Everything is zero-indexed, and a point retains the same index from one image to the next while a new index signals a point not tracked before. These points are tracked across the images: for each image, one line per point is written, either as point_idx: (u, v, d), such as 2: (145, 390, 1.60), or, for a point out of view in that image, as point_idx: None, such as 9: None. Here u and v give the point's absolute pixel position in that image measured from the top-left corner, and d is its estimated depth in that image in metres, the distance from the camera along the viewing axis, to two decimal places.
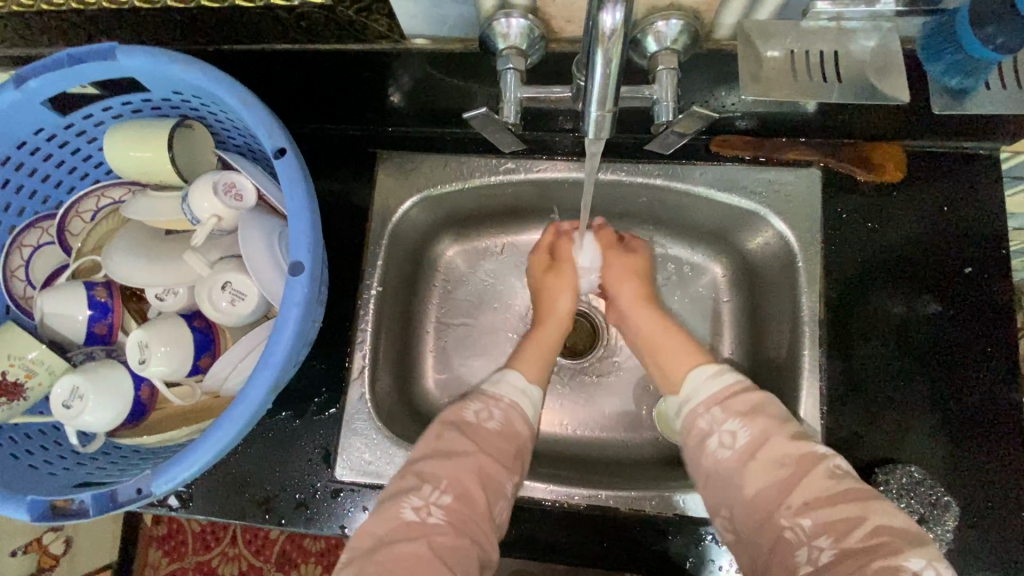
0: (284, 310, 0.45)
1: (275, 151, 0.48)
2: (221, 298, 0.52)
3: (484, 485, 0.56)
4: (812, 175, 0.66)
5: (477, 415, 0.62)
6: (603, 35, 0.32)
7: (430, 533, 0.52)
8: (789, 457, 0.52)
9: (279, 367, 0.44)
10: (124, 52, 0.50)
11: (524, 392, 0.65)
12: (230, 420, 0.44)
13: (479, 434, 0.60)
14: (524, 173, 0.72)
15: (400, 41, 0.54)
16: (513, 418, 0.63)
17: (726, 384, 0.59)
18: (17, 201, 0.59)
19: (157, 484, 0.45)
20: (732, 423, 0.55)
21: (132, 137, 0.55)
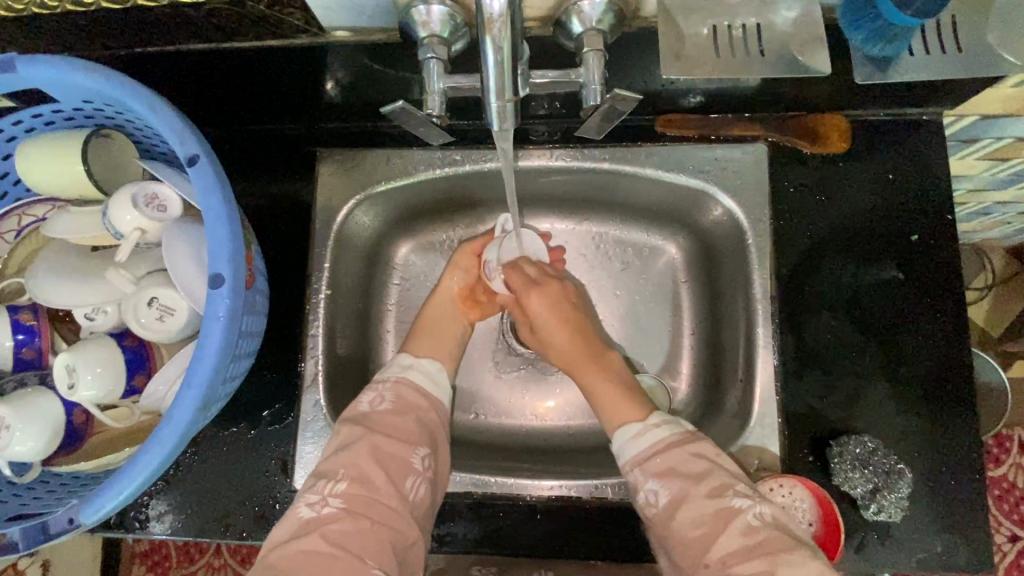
0: (206, 326, 0.43)
1: (189, 158, 0.46)
2: (149, 314, 0.50)
3: (382, 465, 0.56)
4: (759, 150, 0.65)
5: (371, 401, 0.61)
6: (489, 19, 0.32)
7: (323, 524, 0.52)
8: (708, 515, 0.52)
9: (205, 385, 0.43)
10: (24, 62, 0.47)
11: (415, 366, 0.66)
12: (157, 443, 0.42)
13: (374, 419, 0.59)
14: (470, 163, 0.70)
15: (320, 34, 0.52)
16: (404, 393, 0.63)
17: (647, 443, 0.58)
18: None
19: (86, 513, 0.43)
20: (653, 483, 0.55)
21: (45, 152, 0.52)
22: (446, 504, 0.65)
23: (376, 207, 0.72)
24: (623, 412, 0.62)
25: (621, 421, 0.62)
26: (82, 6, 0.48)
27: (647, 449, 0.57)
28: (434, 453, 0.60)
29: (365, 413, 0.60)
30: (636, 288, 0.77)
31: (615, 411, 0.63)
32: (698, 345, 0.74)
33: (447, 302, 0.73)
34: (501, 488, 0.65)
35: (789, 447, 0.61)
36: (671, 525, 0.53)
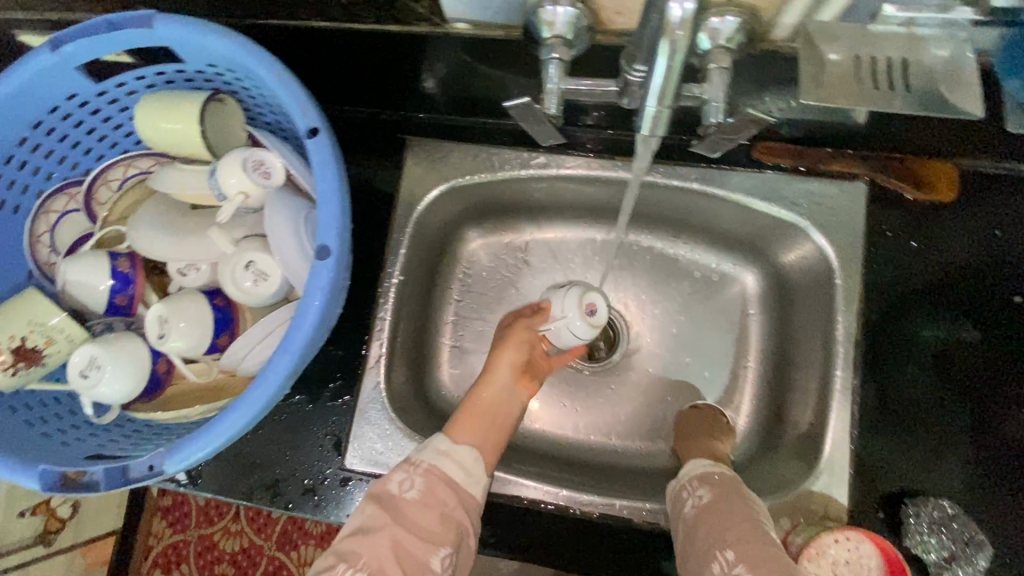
0: (307, 296, 0.44)
1: (308, 130, 0.46)
2: (244, 278, 0.51)
3: (402, 561, 0.48)
4: (857, 188, 0.63)
5: (400, 487, 0.52)
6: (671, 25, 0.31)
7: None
8: (738, 513, 0.50)
9: (299, 354, 0.44)
10: (161, 20, 0.49)
11: (451, 454, 0.55)
12: (248, 402, 0.43)
13: (399, 509, 0.51)
14: (555, 168, 0.70)
15: (441, 25, 0.52)
16: (434, 484, 0.53)
17: (708, 466, 0.56)
18: (47, 166, 0.58)
19: (171, 462, 0.44)
20: (700, 488, 0.54)
21: (163, 109, 0.54)
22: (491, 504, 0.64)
23: (457, 199, 0.73)
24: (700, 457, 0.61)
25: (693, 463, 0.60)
26: None
27: (707, 465, 0.56)
28: (457, 558, 0.51)
29: (393, 501, 0.51)
30: (703, 314, 0.76)
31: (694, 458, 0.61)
32: (763, 380, 0.72)
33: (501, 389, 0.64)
34: (549, 497, 0.63)
35: (857, 499, 0.58)
36: (699, 520, 0.50)
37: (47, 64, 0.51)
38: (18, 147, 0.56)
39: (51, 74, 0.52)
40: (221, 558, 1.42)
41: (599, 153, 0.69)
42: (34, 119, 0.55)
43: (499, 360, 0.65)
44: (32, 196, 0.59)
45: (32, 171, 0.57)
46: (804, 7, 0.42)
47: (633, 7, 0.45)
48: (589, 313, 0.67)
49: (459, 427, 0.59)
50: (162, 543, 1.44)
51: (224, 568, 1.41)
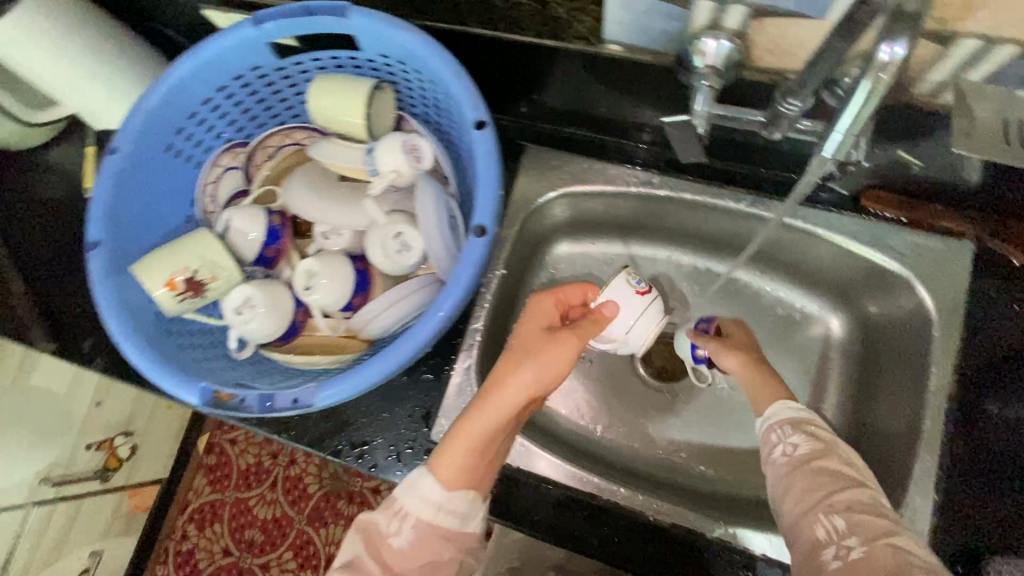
0: (461, 265, 0.50)
1: (475, 122, 0.52)
2: (391, 247, 0.57)
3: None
4: (963, 247, 0.65)
5: (388, 527, 0.51)
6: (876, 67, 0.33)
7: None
8: (840, 475, 0.51)
9: (448, 316, 0.49)
10: (356, 12, 0.55)
11: (442, 503, 0.51)
12: (395, 354, 0.48)
13: (386, 558, 0.50)
14: (663, 190, 0.73)
15: (596, 44, 0.58)
16: (426, 534, 0.50)
17: (798, 412, 0.58)
18: (219, 125, 0.65)
19: (321, 396, 0.49)
20: (794, 437, 0.55)
21: (334, 89, 0.60)
22: (568, 497, 0.67)
23: (564, 208, 0.78)
24: (771, 394, 0.61)
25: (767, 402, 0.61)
26: None
27: (797, 411, 0.57)
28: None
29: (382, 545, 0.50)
30: (783, 348, 0.78)
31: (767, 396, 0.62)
32: (838, 419, 0.74)
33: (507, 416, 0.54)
34: (625, 500, 0.65)
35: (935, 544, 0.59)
36: (796, 474, 0.52)
37: (247, 37, 0.58)
38: (201, 106, 0.62)
39: (246, 46, 0.59)
40: (253, 523, 1.46)
41: (706, 179, 0.72)
42: (220, 84, 0.62)
43: (512, 383, 0.53)
44: (202, 151, 0.65)
45: (208, 128, 0.64)
46: (954, 65, 0.46)
47: (789, 46, 0.50)
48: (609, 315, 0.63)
49: (445, 459, 0.52)
50: (200, 499, 1.49)
51: (254, 534, 1.46)
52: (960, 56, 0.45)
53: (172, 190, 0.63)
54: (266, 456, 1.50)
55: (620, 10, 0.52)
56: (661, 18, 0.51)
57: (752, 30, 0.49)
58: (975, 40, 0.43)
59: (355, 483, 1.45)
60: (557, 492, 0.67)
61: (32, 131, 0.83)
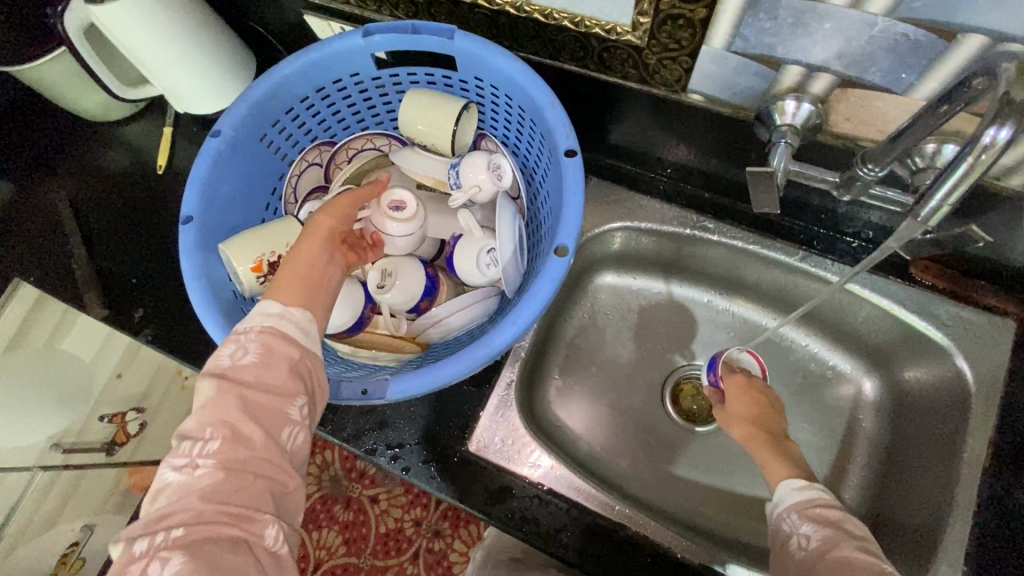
0: (540, 282, 0.53)
1: (567, 150, 0.55)
2: (483, 259, 0.62)
3: (254, 415, 0.42)
4: (1006, 325, 0.67)
5: (232, 356, 0.45)
6: (978, 146, 0.36)
7: (202, 486, 0.40)
8: (858, 564, 0.48)
9: (523, 328, 0.52)
10: (462, 36, 0.59)
11: (282, 312, 0.47)
12: (470, 356, 0.52)
13: (238, 377, 0.43)
14: (716, 235, 0.76)
15: (679, 92, 0.61)
16: (275, 343, 0.45)
17: (806, 493, 0.56)
18: (309, 122, 0.69)
19: (392, 390, 0.53)
20: (806, 527, 0.53)
21: (427, 104, 0.64)
22: (595, 525, 0.67)
23: (619, 239, 0.81)
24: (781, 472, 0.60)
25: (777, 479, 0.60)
26: (519, 11, 0.60)
27: (805, 495, 0.56)
28: (312, 403, 0.46)
29: (227, 371, 0.44)
30: (816, 406, 0.78)
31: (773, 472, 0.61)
32: (865, 480, 0.74)
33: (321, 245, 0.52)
34: (653, 531, 0.66)
35: None
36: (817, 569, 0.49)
37: (355, 46, 0.62)
38: (298, 103, 0.66)
39: (351, 54, 0.63)
40: None
41: (757, 230, 0.75)
42: (319, 84, 0.65)
43: (314, 226, 0.53)
44: (291, 145, 0.69)
45: (299, 124, 0.68)
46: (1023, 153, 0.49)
47: (865, 116, 0.54)
48: (395, 210, 0.60)
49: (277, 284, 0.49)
50: None
51: None
52: None
53: (259, 177, 0.66)
54: None
55: (710, 64, 0.56)
56: (748, 76, 0.55)
57: (833, 98, 0.53)
58: None
59: (354, 488, 1.40)
60: (587, 519, 0.67)
61: (116, 105, 0.87)
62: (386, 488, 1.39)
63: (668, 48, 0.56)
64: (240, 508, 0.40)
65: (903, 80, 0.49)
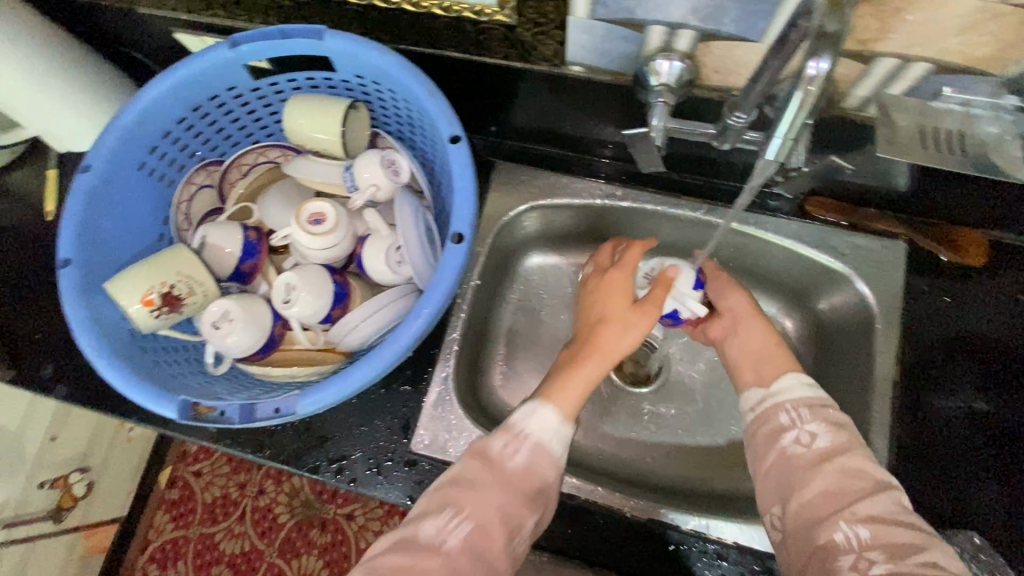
0: (441, 272, 0.52)
1: (451, 136, 0.55)
2: (392, 257, 0.61)
3: (503, 524, 0.51)
4: (898, 247, 0.71)
5: (501, 449, 0.55)
6: (806, 79, 0.38)
7: (449, 557, 0.48)
8: (863, 473, 0.50)
9: (429, 320, 0.51)
10: (332, 34, 0.58)
11: (557, 429, 0.57)
12: (378, 358, 0.50)
13: (500, 469, 0.54)
14: (627, 201, 0.77)
15: (560, 66, 0.61)
16: (539, 461, 0.55)
17: (810, 392, 0.58)
18: (194, 144, 0.66)
19: (303, 404, 0.50)
20: (814, 426, 0.54)
21: (309, 109, 0.62)
22: None
23: (537, 218, 0.81)
24: (778, 363, 0.62)
25: (773, 373, 0.61)
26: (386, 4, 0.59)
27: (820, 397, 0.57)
28: (541, 523, 0.55)
29: (489, 457, 0.55)
30: None
31: (770, 364, 0.62)
32: None
33: (625, 348, 0.62)
34: (604, 497, 0.67)
35: None
36: (821, 472, 0.51)
37: (224, 58, 0.59)
38: (176, 125, 0.63)
39: (222, 67, 0.61)
40: (220, 560, 1.36)
41: (662, 191, 0.77)
42: (195, 102, 0.63)
43: (634, 324, 0.63)
44: (176, 169, 0.66)
45: (181, 146, 0.65)
46: (875, 81, 0.52)
47: (731, 67, 0.56)
48: (315, 223, 0.58)
49: (554, 393, 0.59)
50: (161, 538, 1.39)
51: (220, 571, 1.36)
52: (880, 73, 0.51)
53: (146, 208, 0.63)
54: (233, 488, 1.41)
55: (581, 33, 0.56)
56: (619, 41, 0.56)
57: (698, 53, 0.55)
58: (892, 59, 0.49)
59: (329, 509, 1.38)
60: None
61: None
62: (361, 503, 1.37)
63: (537, 22, 0.57)
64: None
65: (756, 27, 0.50)
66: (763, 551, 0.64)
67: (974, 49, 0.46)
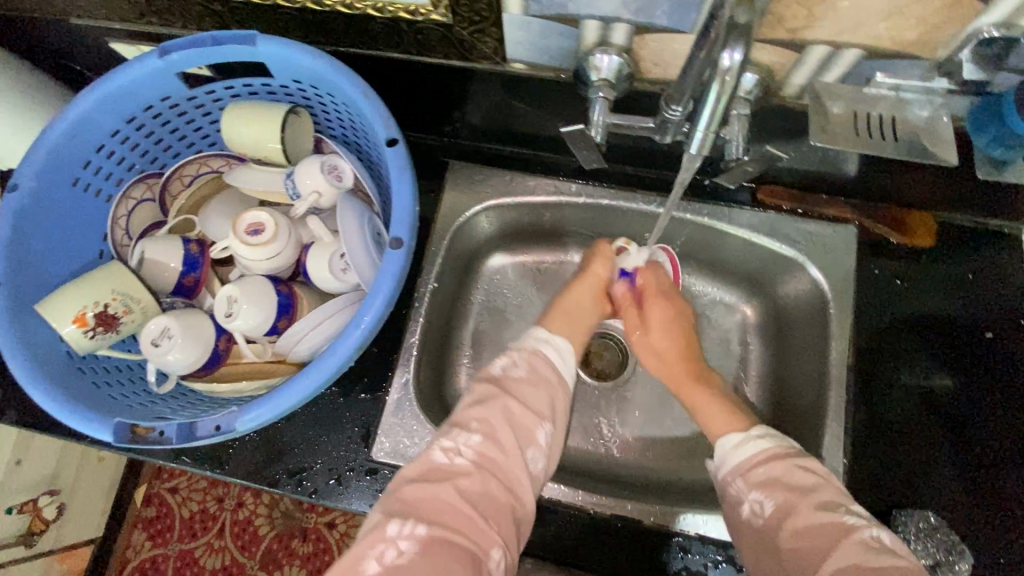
0: (380, 279, 0.52)
1: (388, 139, 0.55)
2: (337, 264, 0.60)
3: (513, 425, 0.57)
4: (850, 231, 0.71)
5: (505, 367, 0.63)
6: (722, 72, 0.37)
7: (458, 479, 0.53)
8: (820, 527, 0.50)
9: (369, 329, 0.51)
10: (263, 39, 0.56)
11: (551, 347, 0.67)
12: (318, 370, 0.50)
13: (508, 383, 0.61)
14: (582, 197, 0.77)
15: (501, 63, 0.61)
16: (537, 364, 0.64)
17: (748, 450, 0.59)
18: (131, 157, 0.64)
19: (243, 420, 0.49)
20: (755, 492, 0.56)
21: (247, 116, 0.61)
22: None
23: (494, 217, 0.80)
24: (721, 420, 0.64)
25: (716, 430, 0.64)
26: (319, 6, 0.58)
27: (751, 456, 0.59)
28: (555, 430, 0.60)
29: (500, 378, 0.61)
30: (710, 341, 0.81)
31: (710, 420, 0.65)
32: (762, 400, 0.78)
33: (592, 294, 0.73)
34: (565, 496, 0.66)
35: None
36: (782, 536, 0.51)
37: (154, 68, 0.58)
38: (109, 138, 0.61)
39: (154, 77, 0.59)
40: None
41: (615, 186, 0.77)
42: (128, 114, 0.61)
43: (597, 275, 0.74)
44: (113, 184, 0.64)
45: (117, 160, 0.63)
46: (811, 68, 0.52)
47: (669, 59, 0.56)
48: (254, 233, 0.57)
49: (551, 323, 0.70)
50: (140, 557, 1.36)
51: None
52: (814, 61, 0.51)
53: (82, 225, 0.62)
54: (211, 502, 1.39)
55: (517, 29, 0.55)
56: (556, 36, 0.55)
57: (635, 47, 0.55)
58: (824, 46, 0.49)
59: (310, 518, 1.36)
60: None
61: None
62: (342, 511, 1.36)
63: (473, 21, 0.55)
64: (488, 511, 0.52)
65: (688, 18, 0.50)
66: (728, 541, 0.63)
67: (901, 33, 0.46)
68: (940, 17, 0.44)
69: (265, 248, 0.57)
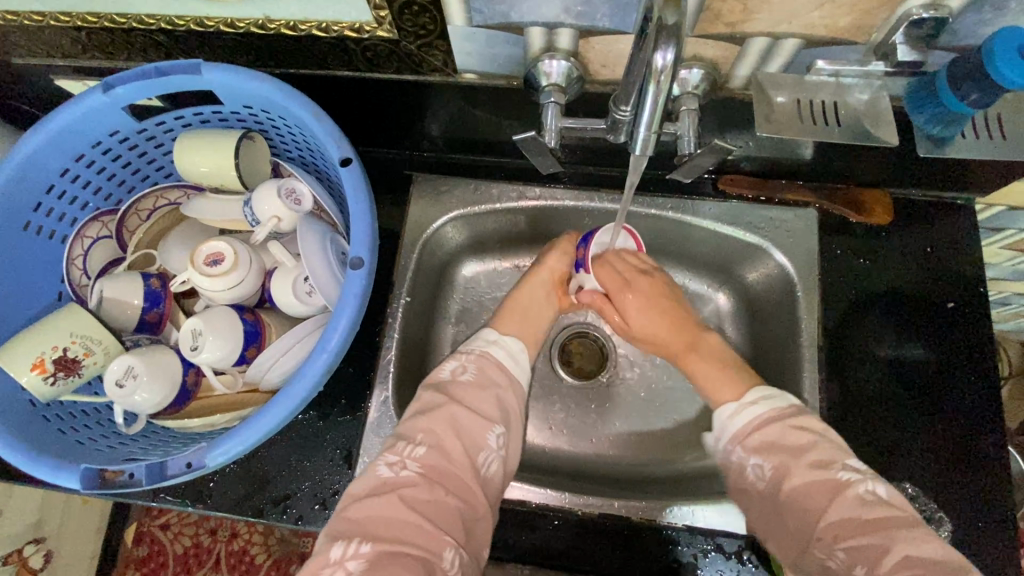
0: (343, 302, 0.52)
1: (341, 159, 0.55)
2: (302, 289, 0.59)
3: (461, 434, 0.57)
4: (809, 215, 0.73)
5: (453, 373, 0.62)
6: (656, 71, 0.38)
7: (400, 488, 0.52)
8: (818, 488, 0.51)
9: (335, 352, 0.51)
10: (209, 67, 0.56)
11: (500, 345, 0.66)
12: (286, 398, 0.50)
13: (456, 390, 0.60)
14: (547, 200, 0.77)
15: (452, 74, 0.61)
16: (486, 367, 0.63)
17: (753, 416, 0.58)
18: (84, 196, 0.63)
19: (213, 456, 0.49)
20: (755, 458, 0.55)
21: (198, 146, 0.60)
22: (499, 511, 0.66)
23: (462, 227, 0.80)
24: (728, 383, 0.63)
25: (723, 396, 0.62)
26: (264, 30, 0.58)
27: (754, 418, 0.58)
28: (510, 434, 0.60)
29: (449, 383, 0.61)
30: None
31: (717, 386, 0.64)
32: None
33: (541, 290, 0.73)
34: (553, 500, 0.65)
35: None
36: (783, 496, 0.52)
37: (100, 104, 0.57)
38: (59, 178, 0.60)
39: (100, 113, 0.58)
40: None
41: (578, 186, 0.78)
42: (76, 152, 0.60)
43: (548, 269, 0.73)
44: (66, 224, 0.63)
45: (70, 201, 0.62)
46: (753, 60, 0.53)
47: (616, 60, 0.56)
48: (213, 263, 0.57)
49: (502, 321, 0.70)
50: None
51: None
52: (754, 53, 0.52)
53: (37, 268, 0.61)
54: (204, 535, 1.37)
55: (465, 40, 0.55)
56: (502, 44, 0.56)
57: (581, 50, 0.55)
58: (763, 38, 0.50)
59: (307, 543, 1.35)
60: None
61: None
62: None
63: (419, 35, 0.55)
64: (432, 525, 0.51)
65: (629, 19, 0.50)
66: (715, 530, 0.64)
67: (835, 20, 0.47)
68: (869, 3, 0.45)
69: (226, 278, 0.57)
